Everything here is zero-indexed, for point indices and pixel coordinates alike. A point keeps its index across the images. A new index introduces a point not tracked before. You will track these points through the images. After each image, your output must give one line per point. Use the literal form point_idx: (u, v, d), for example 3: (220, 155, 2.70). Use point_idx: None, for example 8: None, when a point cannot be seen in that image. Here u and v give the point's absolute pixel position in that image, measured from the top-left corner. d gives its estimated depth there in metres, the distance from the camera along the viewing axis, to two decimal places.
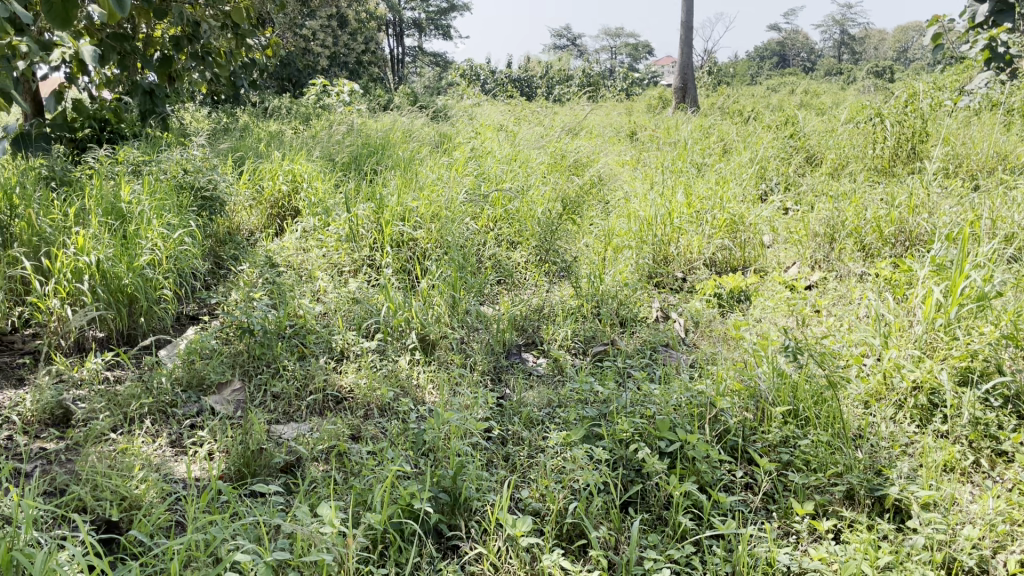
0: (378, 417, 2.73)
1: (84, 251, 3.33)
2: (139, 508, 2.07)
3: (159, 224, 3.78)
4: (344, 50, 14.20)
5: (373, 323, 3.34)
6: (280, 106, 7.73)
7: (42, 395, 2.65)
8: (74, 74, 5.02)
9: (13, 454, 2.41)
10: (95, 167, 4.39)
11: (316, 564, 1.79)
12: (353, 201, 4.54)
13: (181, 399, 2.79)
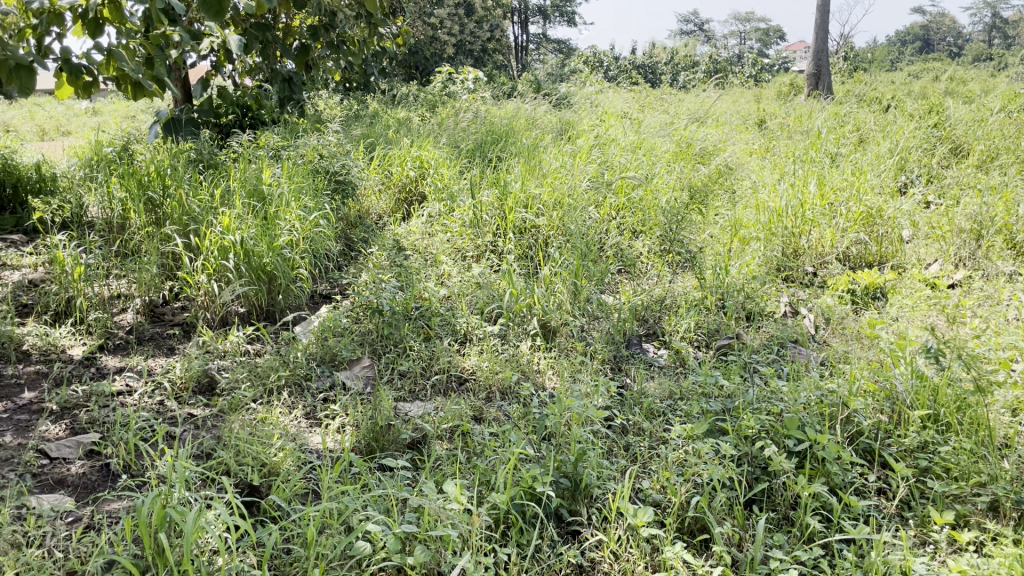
0: (499, 400, 2.78)
1: (230, 230, 3.54)
2: (277, 474, 2.20)
3: (297, 206, 3.96)
4: (470, 38, 14.40)
5: (495, 308, 3.39)
6: (408, 93, 7.91)
7: (192, 365, 2.85)
8: (220, 62, 5.33)
9: (165, 417, 2.60)
10: (239, 152, 4.64)
11: (441, 539, 1.85)
12: (478, 187, 4.62)
13: (316, 373, 2.93)
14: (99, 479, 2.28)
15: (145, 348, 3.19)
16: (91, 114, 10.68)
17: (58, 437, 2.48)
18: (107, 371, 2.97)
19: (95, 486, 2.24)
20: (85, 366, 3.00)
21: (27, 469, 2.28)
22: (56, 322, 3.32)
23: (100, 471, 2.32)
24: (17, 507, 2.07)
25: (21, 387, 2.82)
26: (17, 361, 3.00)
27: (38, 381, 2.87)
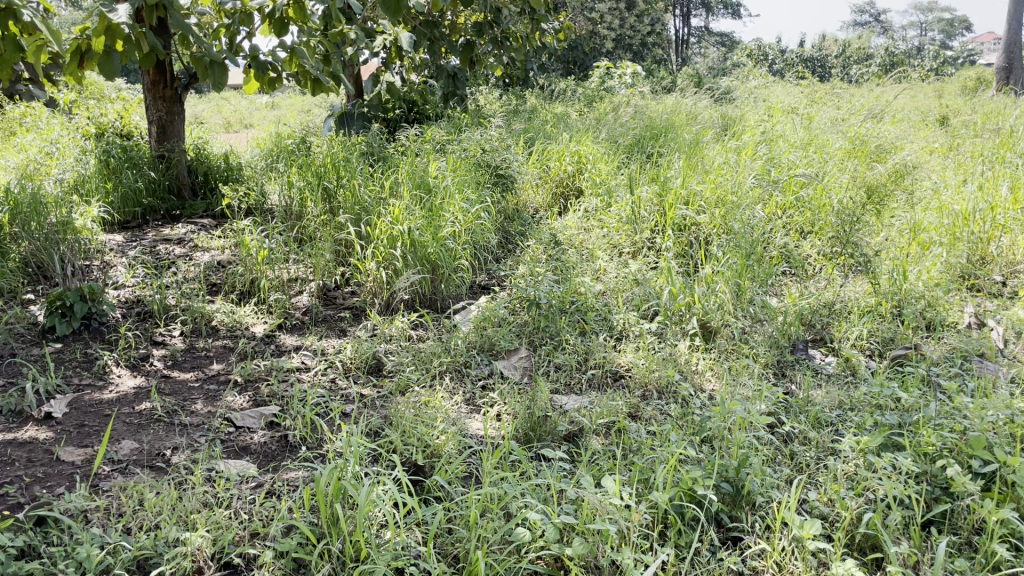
0: (655, 398, 2.75)
1: (399, 220, 3.71)
2: (441, 456, 2.28)
3: (460, 198, 4.08)
4: (631, 32, 14.27)
5: (653, 306, 3.36)
6: (566, 88, 7.94)
7: (360, 347, 3.01)
8: (390, 59, 5.56)
9: (337, 394, 2.76)
10: (406, 145, 4.83)
11: (600, 533, 1.85)
12: (637, 182, 4.58)
13: (475, 361, 3.01)
14: (279, 449, 2.45)
15: (318, 328, 3.39)
16: (271, 109, 11.44)
17: (242, 407, 2.68)
18: (285, 349, 3.18)
19: (275, 455, 2.41)
20: (265, 344, 3.23)
21: (216, 435, 2.49)
22: (240, 301, 3.59)
23: (279, 442, 2.48)
24: (208, 469, 2.26)
25: (210, 360, 3.07)
26: (206, 335, 3.27)
27: (226, 355, 3.12)
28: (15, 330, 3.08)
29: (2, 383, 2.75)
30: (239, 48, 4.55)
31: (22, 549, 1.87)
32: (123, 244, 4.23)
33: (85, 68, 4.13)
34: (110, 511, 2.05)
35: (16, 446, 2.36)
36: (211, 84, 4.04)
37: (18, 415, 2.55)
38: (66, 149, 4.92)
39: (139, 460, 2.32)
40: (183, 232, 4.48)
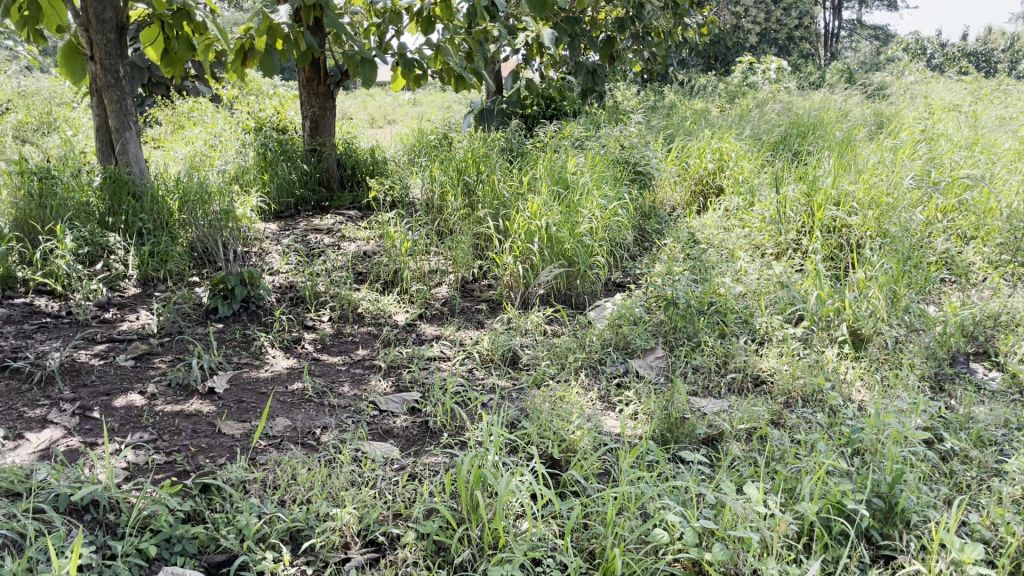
0: (799, 406, 2.66)
1: (537, 216, 3.74)
2: (577, 451, 2.29)
3: (599, 195, 4.07)
4: (776, 26, 13.83)
5: (798, 310, 3.24)
6: (707, 84, 7.76)
7: (497, 340, 3.06)
8: (531, 56, 5.63)
9: (475, 384, 2.83)
10: (545, 141, 4.86)
11: (742, 541, 1.81)
12: (783, 181, 4.42)
13: (610, 358, 2.99)
14: (420, 434, 2.53)
15: (457, 319, 3.47)
16: (414, 105, 11.82)
17: (385, 392, 2.79)
18: (425, 338, 3.28)
19: (417, 440, 2.49)
20: (406, 332, 3.34)
21: (362, 418, 2.60)
22: (384, 290, 3.73)
23: (420, 428, 2.57)
24: (354, 449, 2.37)
25: (356, 345, 3.21)
26: (352, 322, 3.41)
27: (370, 341, 3.26)
28: (183, 309, 3.32)
29: (171, 358, 2.98)
30: (388, 46, 4.73)
31: (189, 513, 2.02)
32: (277, 233, 4.48)
33: (248, 65, 4.39)
34: (266, 484, 2.18)
35: (183, 418, 2.55)
36: (361, 82, 4.30)
37: (185, 388, 2.75)
38: (228, 142, 5.25)
39: (292, 437, 2.46)
40: (331, 222, 4.69)
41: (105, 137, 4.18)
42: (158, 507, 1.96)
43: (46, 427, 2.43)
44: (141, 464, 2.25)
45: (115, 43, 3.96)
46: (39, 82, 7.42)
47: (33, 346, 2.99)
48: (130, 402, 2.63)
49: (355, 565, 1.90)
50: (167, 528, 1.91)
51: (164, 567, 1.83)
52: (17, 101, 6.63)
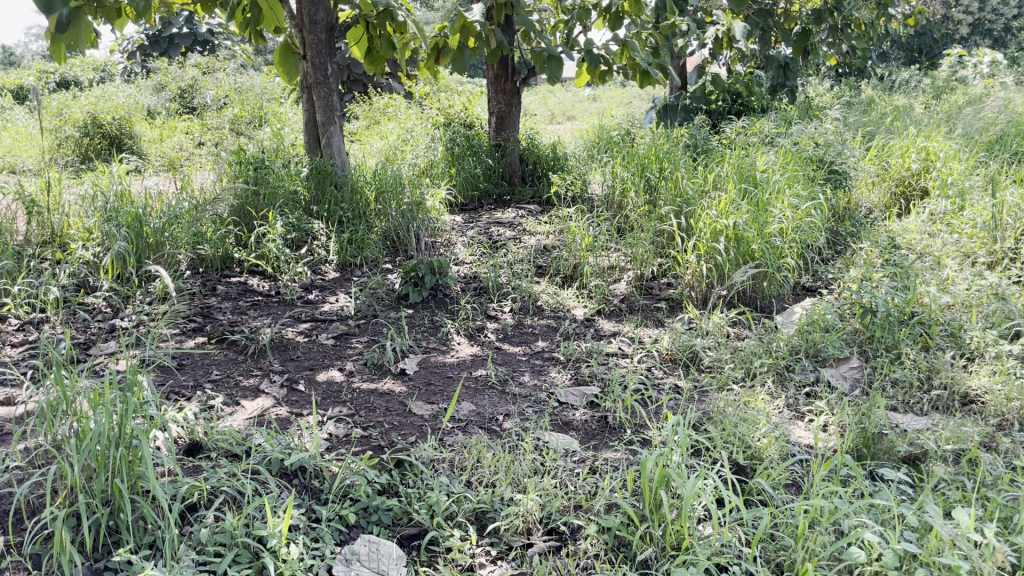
0: (1015, 431, 2.44)
1: (724, 215, 3.65)
2: (763, 459, 2.21)
3: (790, 194, 3.91)
4: (992, 16, 12.74)
5: (1015, 326, 2.97)
6: (909, 79, 7.26)
7: (678, 339, 3.01)
8: (719, 50, 5.48)
9: (654, 383, 2.81)
10: (732, 138, 4.74)
11: (950, 569, 1.69)
12: (999, 184, 4.08)
13: (799, 365, 2.87)
14: (599, 428, 2.54)
15: (637, 316, 3.45)
16: (592, 102, 11.88)
17: (565, 384, 2.83)
18: (604, 333, 3.29)
19: (597, 433, 2.51)
20: (585, 327, 3.36)
21: (543, 408, 2.65)
22: (564, 285, 3.77)
23: (599, 422, 2.58)
24: (536, 438, 2.41)
25: (536, 337, 3.27)
26: (533, 314, 3.47)
27: (550, 333, 3.30)
28: (377, 294, 3.53)
29: (366, 340, 3.17)
30: (576, 42, 4.76)
31: (384, 486, 2.14)
32: (462, 225, 4.64)
33: (440, 63, 4.57)
34: (453, 464, 2.27)
35: (377, 395, 2.71)
36: (547, 79, 4.36)
37: (379, 368, 2.92)
38: (418, 136, 5.49)
39: (477, 421, 2.55)
40: (513, 216, 4.81)
41: (312, 131, 4.50)
42: (357, 477, 2.10)
43: (259, 396, 2.65)
44: (341, 436, 2.41)
45: (324, 42, 4.25)
46: (254, 78, 8.09)
47: (247, 321, 3.28)
48: (330, 377, 2.83)
49: (537, 551, 1.94)
50: (365, 498, 2.05)
51: (362, 534, 1.96)
52: (235, 97, 7.27)
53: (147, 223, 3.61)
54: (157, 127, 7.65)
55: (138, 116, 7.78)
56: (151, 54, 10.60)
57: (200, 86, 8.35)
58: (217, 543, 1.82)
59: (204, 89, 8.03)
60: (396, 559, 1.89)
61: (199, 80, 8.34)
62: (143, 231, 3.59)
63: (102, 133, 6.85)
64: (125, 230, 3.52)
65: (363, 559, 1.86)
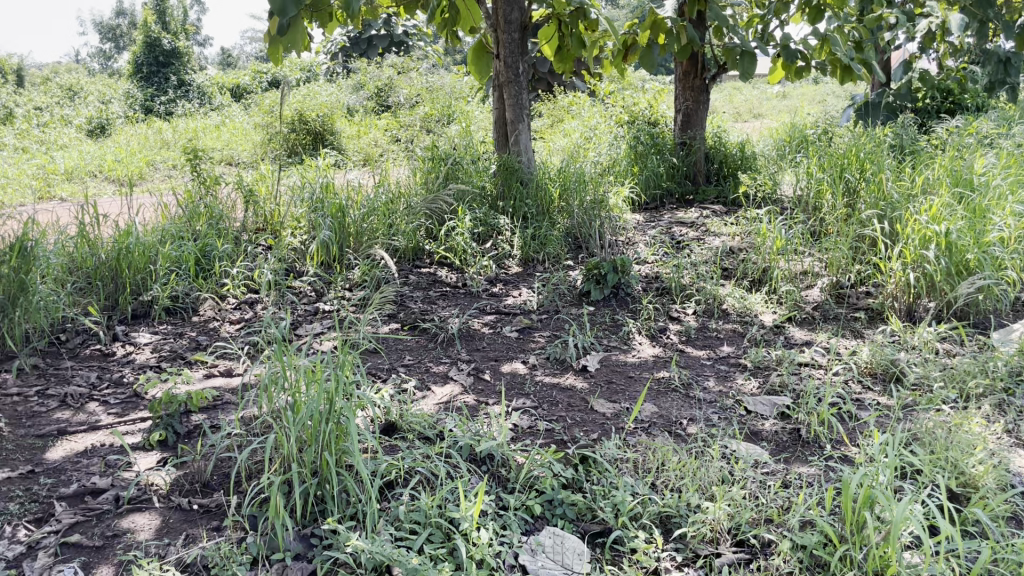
0: None
1: (936, 220, 3.37)
2: (979, 488, 2.03)
3: (1012, 200, 3.57)
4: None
5: None
6: None
7: (879, 352, 2.83)
8: (932, 43, 5.09)
9: (851, 397, 2.65)
10: (943, 138, 4.39)
11: None
12: None
13: (1021, 390, 2.61)
14: (790, 440, 2.43)
15: (831, 325, 3.27)
16: (782, 100, 11.44)
17: (753, 393, 2.73)
18: (795, 341, 3.14)
19: (788, 446, 2.40)
20: (774, 334, 3.22)
21: (729, 416, 2.56)
22: (751, 289, 3.64)
23: (790, 434, 2.47)
24: (723, 446, 2.34)
25: (721, 341, 3.17)
26: (718, 317, 3.37)
27: (736, 339, 3.20)
28: (560, 290, 3.56)
29: (549, 334, 3.21)
30: (772, 37, 4.57)
31: (569, 480, 2.16)
32: (644, 224, 4.60)
33: (628, 60, 4.49)
34: (637, 465, 2.25)
35: (560, 390, 2.73)
36: (739, 76, 4.22)
37: (561, 363, 2.95)
38: (602, 134, 5.50)
39: (662, 423, 2.51)
40: (696, 216, 4.69)
41: (503, 129, 4.64)
42: (544, 469, 2.13)
43: (448, 382, 2.76)
44: (525, 427, 2.45)
45: (517, 42, 4.37)
46: (444, 77, 8.41)
47: (436, 310, 3.42)
48: (515, 369, 2.89)
49: (726, 561, 1.89)
50: (550, 490, 2.07)
51: (547, 526, 1.99)
52: (426, 96, 7.58)
53: (349, 215, 3.86)
54: (355, 124, 8.13)
55: (339, 113, 8.31)
56: (352, 55, 11.28)
57: (395, 85, 8.77)
58: (412, 521, 1.91)
59: (399, 88, 8.44)
60: (580, 554, 1.89)
61: (394, 80, 8.77)
62: (345, 222, 3.85)
63: (307, 129, 7.37)
64: (329, 220, 3.79)
65: (548, 551, 1.89)
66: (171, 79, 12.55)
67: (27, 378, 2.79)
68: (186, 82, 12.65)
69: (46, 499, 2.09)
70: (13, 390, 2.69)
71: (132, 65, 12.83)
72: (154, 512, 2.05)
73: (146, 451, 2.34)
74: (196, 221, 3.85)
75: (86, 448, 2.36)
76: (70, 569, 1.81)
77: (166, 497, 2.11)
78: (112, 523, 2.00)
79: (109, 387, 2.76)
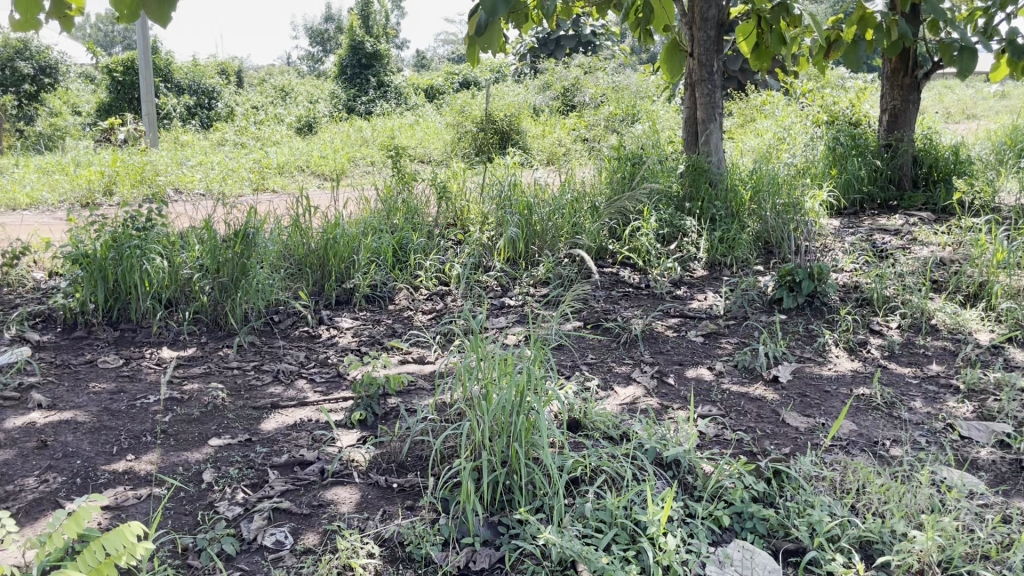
0: None
1: None
2: None
3: None
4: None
5: None
6: None
7: None
8: None
9: None
10: None
11: None
12: None
13: None
14: (1010, 472, 2.21)
15: None
16: (1003, 99, 10.47)
17: (966, 417, 2.50)
18: (1018, 363, 2.85)
19: (1008, 478, 2.19)
20: (992, 354, 2.94)
21: (939, 440, 2.37)
22: (965, 304, 3.35)
23: (1011, 465, 2.24)
24: (933, 472, 2.17)
25: (930, 359, 2.94)
26: (925, 333, 3.13)
27: (946, 357, 2.95)
28: (749, 296, 3.44)
29: (737, 341, 3.11)
30: (996, 30, 4.17)
31: (760, 494, 2.08)
32: (841, 229, 4.35)
33: (830, 57, 4.23)
34: (834, 484, 2.13)
35: (749, 400, 2.64)
36: (956, 73, 3.85)
37: (750, 372, 2.85)
38: (797, 135, 5.27)
39: (861, 442, 2.37)
40: (901, 224, 4.38)
41: (693, 129, 4.56)
42: (734, 480, 2.06)
43: (632, 384, 2.73)
44: (712, 435, 2.39)
45: (713, 40, 4.27)
46: (631, 77, 8.38)
47: (619, 310, 3.40)
48: (700, 375, 2.82)
49: None
50: (740, 503, 2.00)
51: (735, 539, 1.92)
52: (612, 96, 7.58)
53: (536, 213, 3.94)
54: (541, 124, 8.27)
55: (527, 114, 8.48)
56: (541, 55, 11.45)
57: (582, 85, 8.83)
58: (599, 519, 1.92)
59: (586, 88, 8.50)
60: (772, 572, 1.81)
61: (581, 80, 8.84)
62: (531, 219, 3.93)
63: (495, 129, 7.58)
64: (517, 217, 3.89)
65: (737, 565, 1.82)
66: (371, 81, 13.27)
67: (244, 354, 3.05)
68: (385, 83, 13.32)
69: (260, 466, 2.27)
70: (233, 364, 2.95)
71: (338, 67, 13.72)
72: (354, 487, 2.17)
73: (348, 429, 2.49)
74: (393, 215, 4.05)
75: (295, 422, 2.55)
76: (281, 533, 1.96)
77: (365, 474, 2.23)
78: (317, 494, 2.14)
79: (316, 366, 2.97)
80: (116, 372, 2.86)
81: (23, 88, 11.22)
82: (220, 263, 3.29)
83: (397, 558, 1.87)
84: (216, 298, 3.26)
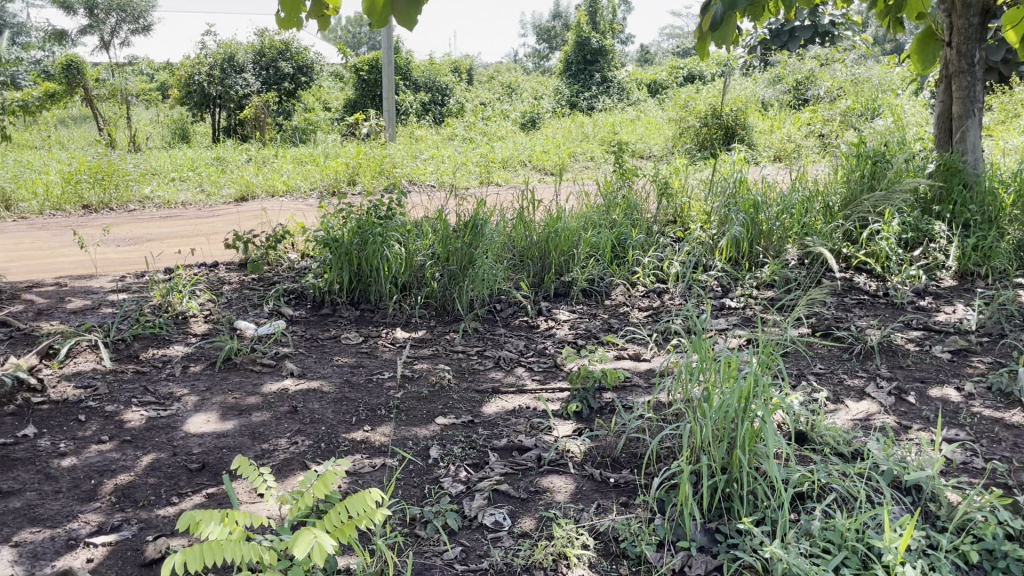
0: None
1: None
2: None
3: None
4: None
5: None
6: None
7: None
8: None
9: None
10: None
11: None
12: None
13: None
14: None
15: None
16: None
17: None
18: None
19: None
20: None
21: None
22: None
23: None
24: None
25: None
26: None
27: None
28: (1007, 312, 3.09)
29: (991, 361, 2.80)
30: None
31: (1017, 532, 1.86)
32: None
33: None
34: None
35: (1005, 427, 2.37)
36: None
37: (1007, 396, 2.56)
38: None
39: None
40: None
41: (946, 126, 4.17)
42: (985, 514, 1.86)
43: (865, 399, 2.55)
44: (959, 463, 2.17)
45: (976, 27, 3.91)
46: (873, 69, 7.82)
47: (852, 319, 3.19)
48: (946, 395, 2.57)
49: None
50: (992, 539, 1.81)
51: None
52: (851, 90, 7.13)
53: (763, 212, 3.80)
54: (770, 119, 7.94)
55: (755, 109, 8.18)
56: (772, 46, 10.98)
57: (817, 78, 8.37)
58: (826, 539, 1.81)
59: (822, 81, 8.04)
60: None
61: (816, 72, 8.38)
62: (757, 218, 3.79)
63: (721, 123, 7.38)
64: (742, 216, 3.76)
65: None
66: (595, 76, 13.38)
67: (469, 339, 3.19)
68: (608, 78, 13.36)
69: (482, 448, 2.37)
70: (459, 348, 3.10)
71: (564, 62, 13.97)
72: (570, 477, 2.21)
73: (565, 420, 2.53)
74: (614, 210, 4.07)
75: (515, 408, 2.63)
76: (500, 514, 2.03)
77: (580, 466, 2.26)
78: (534, 480, 2.20)
79: (534, 356, 3.05)
80: (356, 348, 3.10)
81: (284, 86, 12.26)
82: (450, 251, 3.53)
83: (611, 552, 1.88)
84: (445, 284, 3.45)
